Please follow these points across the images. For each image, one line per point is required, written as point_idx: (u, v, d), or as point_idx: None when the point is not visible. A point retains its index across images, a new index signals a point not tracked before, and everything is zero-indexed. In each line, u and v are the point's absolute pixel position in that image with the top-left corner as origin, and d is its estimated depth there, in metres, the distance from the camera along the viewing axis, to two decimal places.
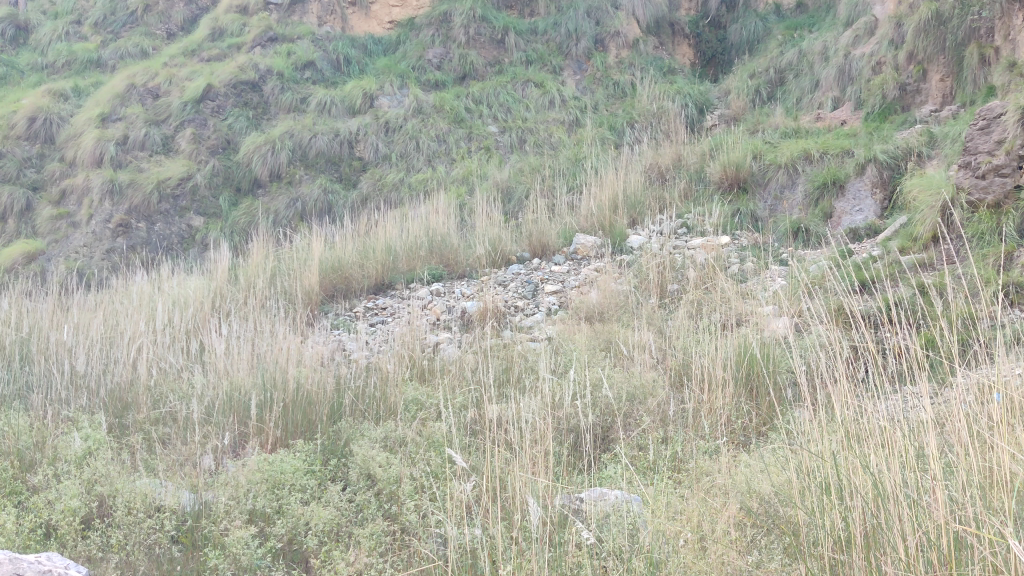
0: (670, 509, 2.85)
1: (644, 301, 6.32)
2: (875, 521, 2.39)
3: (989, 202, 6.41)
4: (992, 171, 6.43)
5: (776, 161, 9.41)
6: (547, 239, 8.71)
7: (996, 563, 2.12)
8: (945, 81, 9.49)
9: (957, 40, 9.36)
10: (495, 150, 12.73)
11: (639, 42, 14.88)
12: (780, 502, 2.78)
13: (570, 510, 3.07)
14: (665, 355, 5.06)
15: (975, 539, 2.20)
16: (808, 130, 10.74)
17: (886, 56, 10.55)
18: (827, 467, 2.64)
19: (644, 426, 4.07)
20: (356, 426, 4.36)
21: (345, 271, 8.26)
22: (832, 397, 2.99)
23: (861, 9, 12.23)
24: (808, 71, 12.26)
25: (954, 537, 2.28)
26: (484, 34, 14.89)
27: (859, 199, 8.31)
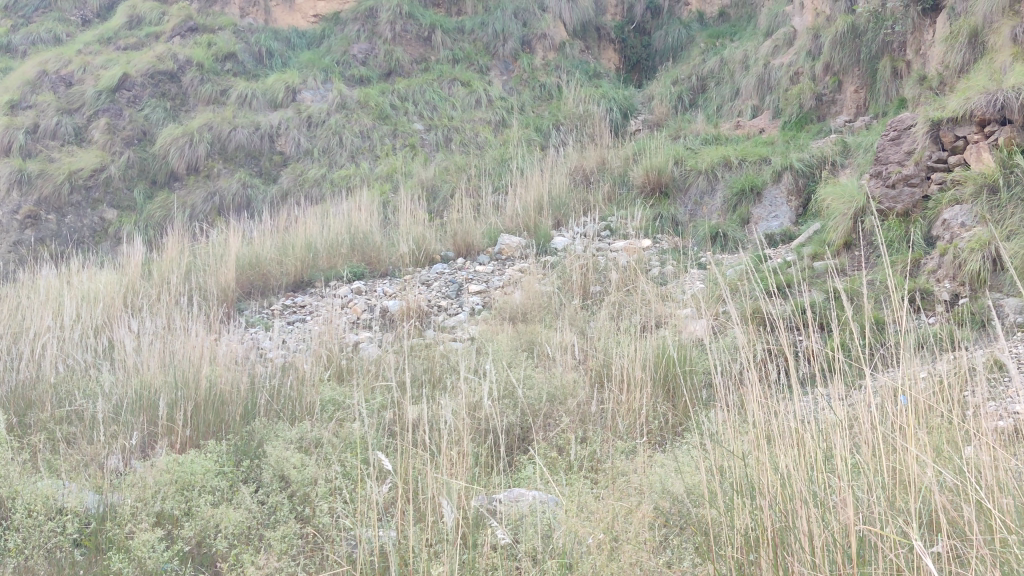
0: (586, 510, 2.87)
1: (567, 302, 6.37)
2: (783, 522, 2.42)
3: (898, 211, 6.62)
4: (902, 181, 6.68)
5: (697, 167, 9.58)
6: (472, 238, 8.68)
7: (898, 563, 2.17)
8: (859, 92, 9.76)
9: (871, 53, 9.65)
10: (420, 148, 12.66)
11: (565, 45, 14.99)
12: (692, 503, 2.81)
13: (487, 511, 3.05)
14: (586, 356, 5.09)
15: (879, 540, 2.25)
16: (728, 136, 10.95)
17: (803, 66, 10.80)
18: (739, 468, 2.67)
19: (564, 425, 4.08)
20: (270, 426, 4.27)
21: (262, 267, 8.11)
22: (746, 398, 3.04)
23: (781, 20, 12.52)
24: (729, 80, 12.51)
25: (857, 537, 2.33)
26: (410, 31, 14.78)
27: (776, 206, 8.49)
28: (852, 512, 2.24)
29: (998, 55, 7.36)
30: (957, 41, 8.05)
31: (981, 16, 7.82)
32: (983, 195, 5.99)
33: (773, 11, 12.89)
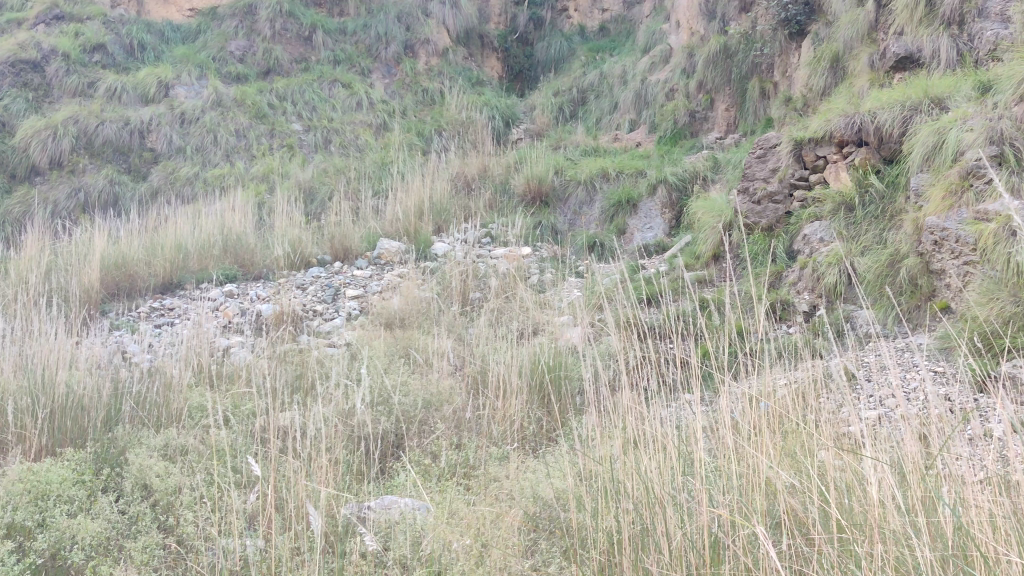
0: (457, 518, 2.89)
1: (445, 308, 6.38)
2: (643, 526, 2.49)
3: (762, 226, 6.96)
4: (767, 198, 7.01)
5: (576, 177, 9.77)
6: (350, 242, 8.58)
7: (748, 563, 2.26)
8: (730, 111, 10.17)
9: (741, 73, 10.05)
10: (299, 148, 12.45)
11: (448, 51, 15.06)
12: (560, 507, 2.86)
13: (357, 519, 3.03)
14: (463, 362, 5.11)
15: (730, 542, 2.34)
16: (606, 149, 11.20)
17: (677, 83, 11.16)
18: (605, 473, 2.73)
19: (438, 432, 4.08)
20: (133, 433, 4.13)
21: (129, 268, 7.79)
22: (617, 404, 3.12)
23: (658, 37, 12.92)
24: (608, 93, 12.82)
25: (711, 539, 2.42)
26: (290, 30, 14.53)
27: (650, 218, 8.75)
28: (705, 513, 2.32)
29: (856, 81, 7.78)
30: (819, 65, 8.47)
31: (841, 43, 8.23)
32: (841, 213, 6.33)
33: (651, 29, 13.29)
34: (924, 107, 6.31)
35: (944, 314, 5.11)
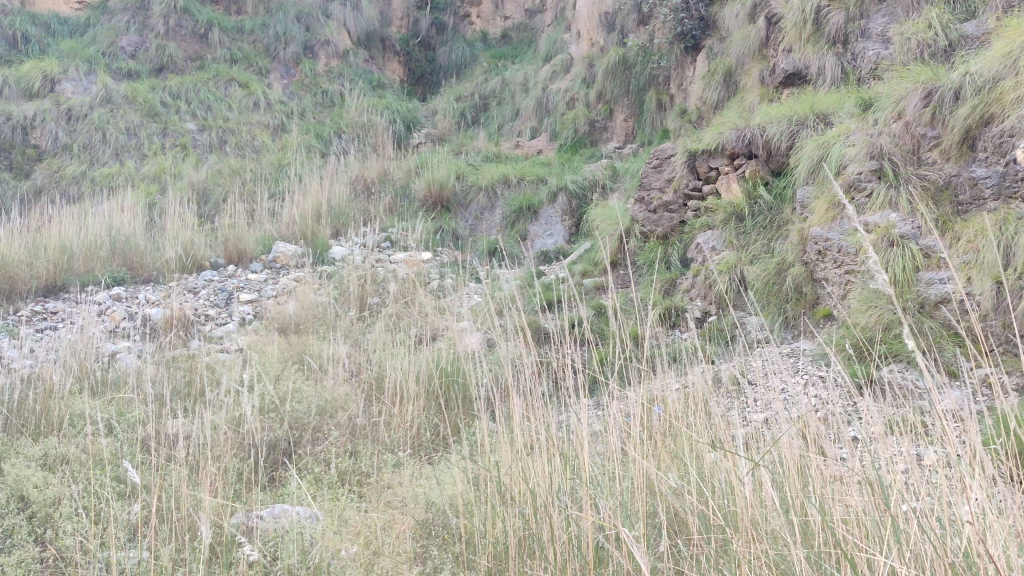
0: (347, 526, 2.86)
1: (342, 313, 6.31)
2: (528, 531, 2.52)
3: (658, 234, 7.10)
4: (662, 207, 7.16)
5: (477, 183, 9.81)
6: (244, 245, 8.41)
7: (629, 566, 2.31)
8: (628, 121, 10.40)
9: (639, 85, 10.28)
10: (192, 148, 12.15)
11: (349, 54, 14.92)
12: (452, 513, 2.87)
13: (247, 529, 2.98)
14: (359, 368, 5.06)
15: (612, 545, 2.39)
16: (507, 155, 11.27)
17: (578, 92, 11.33)
18: (496, 479, 2.74)
19: (333, 440, 4.02)
20: (11, 442, 3.95)
21: (9, 270, 7.44)
22: (511, 409, 3.14)
23: (559, 46, 13.10)
24: (509, 100, 12.93)
25: (595, 543, 2.46)
26: (185, 26, 14.14)
27: (550, 224, 8.84)
28: (589, 516, 2.36)
29: (748, 95, 8.04)
30: (713, 79, 8.73)
31: (734, 58, 8.50)
32: (732, 222, 6.51)
33: (552, 38, 13.48)
34: (810, 122, 6.57)
35: (827, 321, 5.32)
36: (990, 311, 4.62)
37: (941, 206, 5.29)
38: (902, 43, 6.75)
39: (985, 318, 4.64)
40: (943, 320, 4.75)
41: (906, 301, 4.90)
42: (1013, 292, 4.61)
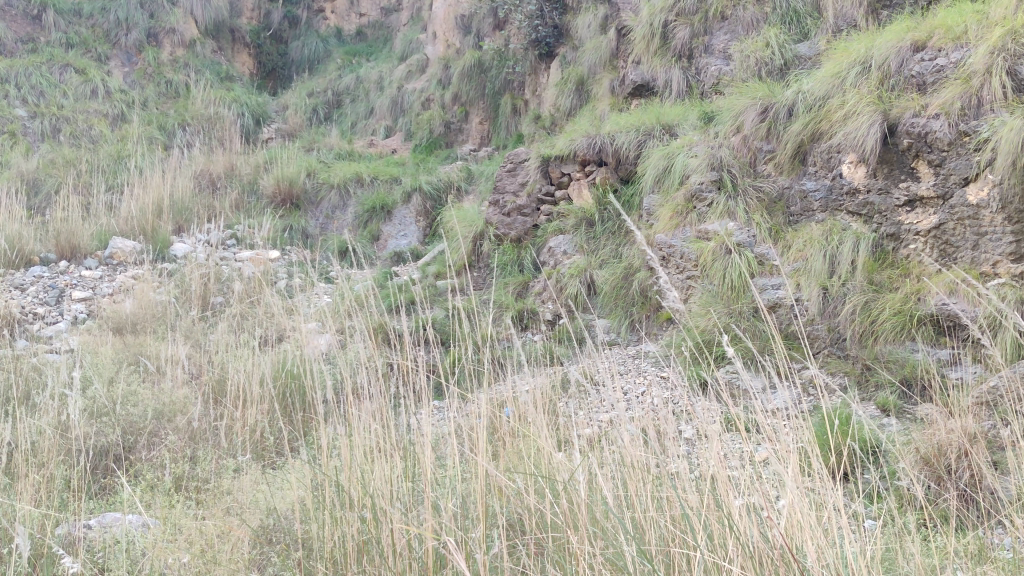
0: (182, 536, 2.75)
1: (184, 313, 6.08)
2: (368, 536, 2.48)
3: (512, 237, 7.17)
4: (516, 211, 7.24)
5: (328, 181, 9.64)
6: (79, 240, 7.95)
7: (466, 568, 2.29)
8: (483, 124, 10.49)
9: (494, 89, 10.36)
10: (22, 136, 11.39)
11: (195, 43, 14.34)
12: (294, 518, 2.79)
13: (73, 540, 2.84)
14: (201, 370, 4.88)
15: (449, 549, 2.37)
16: (361, 153, 11.13)
17: (433, 93, 11.32)
18: (341, 483, 2.68)
19: (169, 445, 3.86)
20: None
21: None
22: (356, 411, 3.09)
23: (414, 47, 13.10)
24: (364, 98, 12.83)
25: (432, 549, 2.43)
26: (16, 7, 13.25)
27: (404, 225, 8.80)
28: (425, 520, 2.34)
29: (599, 104, 8.24)
30: (566, 87, 8.91)
31: (586, 67, 8.70)
32: (582, 227, 6.66)
33: (408, 37, 13.46)
34: (656, 132, 6.81)
35: (671, 324, 5.52)
36: (817, 316, 4.92)
37: (774, 216, 5.58)
38: (742, 60, 7.08)
39: (812, 322, 4.94)
40: (775, 325, 5.02)
41: (743, 305, 5.14)
42: (837, 298, 4.90)
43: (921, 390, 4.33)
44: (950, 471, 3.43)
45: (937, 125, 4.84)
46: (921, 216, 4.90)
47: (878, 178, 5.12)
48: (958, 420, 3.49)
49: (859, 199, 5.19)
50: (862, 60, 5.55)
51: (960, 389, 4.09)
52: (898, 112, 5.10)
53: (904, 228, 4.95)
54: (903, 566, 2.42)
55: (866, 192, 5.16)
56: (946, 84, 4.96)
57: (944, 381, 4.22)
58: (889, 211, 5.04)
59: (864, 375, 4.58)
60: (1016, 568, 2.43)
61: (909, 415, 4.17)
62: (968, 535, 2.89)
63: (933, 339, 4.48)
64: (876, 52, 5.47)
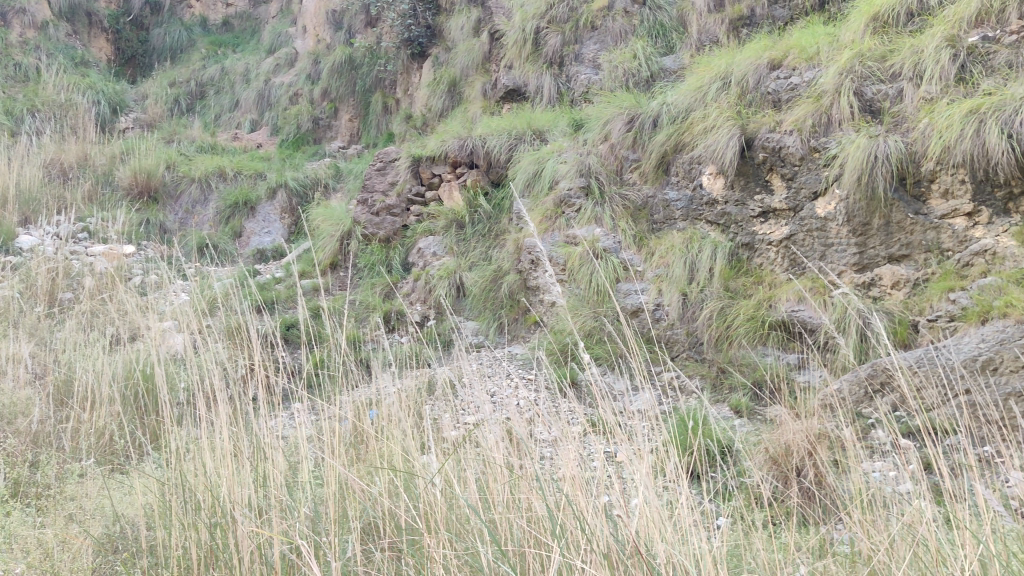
0: (18, 546, 2.60)
1: (28, 310, 5.73)
2: (217, 543, 2.39)
3: (380, 237, 7.04)
4: (385, 210, 7.12)
5: (189, 174, 9.31)
6: None
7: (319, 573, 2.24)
8: (353, 122, 10.34)
9: (365, 86, 10.24)
10: None
11: (47, 25, 13.53)
12: (142, 524, 2.68)
13: None
14: (45, 370, 4.62)
15: (300, 554, 2.31)
16: (224, 147, 10.79)
17: (302, 88, 11.08)
18: (192, 488, 2.58)
19: (7, 448, 3.64)
20: None
21: None
22: (213, 414, 2.99)
23: (283, 40, 12.83)
24: (229, 90, 12.50)
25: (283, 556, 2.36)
26: None
27: (268, 222, 8.58)
28: (274, 524, 2.27)
29: (470, 106, 8.26)
30: (438, 88, 8.90)
31: (458, 69, 8.73)
32: (452, 229, 6.67)
33: (277, 30, 13.18)
34: (527, 137, 6.89)
35: (538, 326, 5.58)
36: (677, 320, 5.08)
37: (638, 223, 5.72)
38: (610, 70, 7.24)
39: (672, 326, 5.08)
40: (637, 329, 5.16)
41: (607, 309, 5.27)
42: (696, 304, 5.06)
43: (772, 393, 4.53)
44: (795, 469, 3.60)
45: (790, 141, 5.06)
46: (774, 227, 5.12)
47: (735, 190, 5.32)
48: (804, 420, 3.66)
49: (717, 209, 5.39)
50: (723, 75, 5.77)
51: (806, 391, 4.29)
52: (755, 126, 5.31)
53: (758, 238, 5.18)
54: (750, 561, 2.49)
55: (724, 202, 5.36)
56: (799, 102, 5.22)
57: (793, 383, 4.43)
58: (745, 222, 5.25)
59: (719, 378, 4.76)
60: (854, 562, 2.55)
61: (759, 415, 4.35)
62: (810, 530, 3.03)
63: (783, 343, 4.68)
64: (736, 68, 5.70)
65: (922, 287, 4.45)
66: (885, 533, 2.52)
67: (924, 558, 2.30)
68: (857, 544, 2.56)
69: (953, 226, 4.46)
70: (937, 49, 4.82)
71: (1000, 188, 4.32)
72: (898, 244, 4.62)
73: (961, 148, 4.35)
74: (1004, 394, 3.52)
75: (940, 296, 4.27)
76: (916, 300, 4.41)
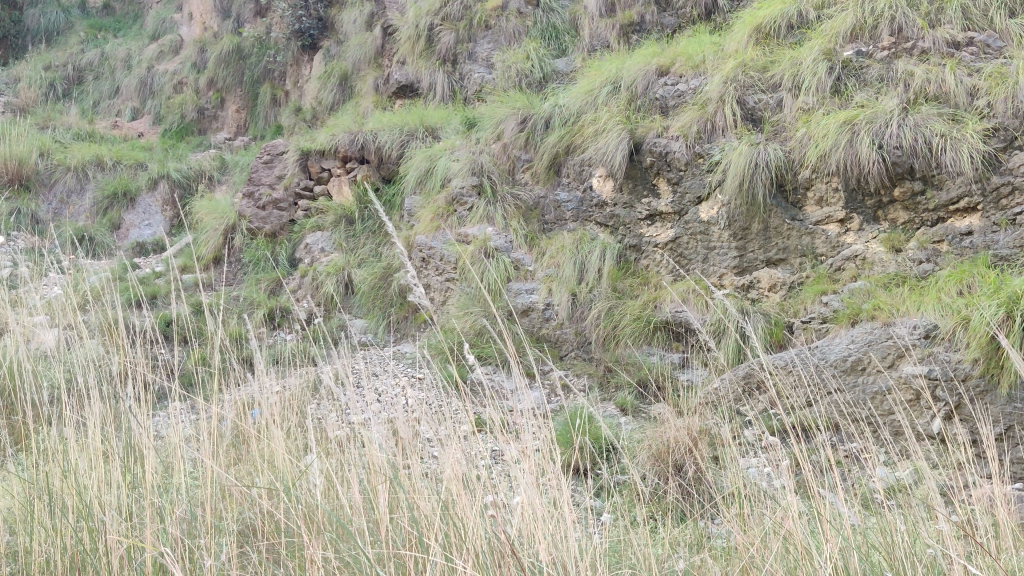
0: None
1: None
2: (84, 547, 2.28)
3: (266, 231, 6.92)
4: (271, 205, 7.00)
5: (65, 162, 8.90)
6: None
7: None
8: (240, 113, 10.09)
9: (253, 77, 10.01)
10: None
11: None
12: (6, 529, 2.55)
13: None
14: None
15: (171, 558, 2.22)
16: (103, 135, 10.36)
17: (187, 77, 10.73)
18: (60, 491, 2.46)
19: None
20: None
21: None
22: (88, 412, 2.87)
23: (167, 26, 12.40)
24: (109, 77, 12.02)
25: (153, 561, 2.26)
26: None
27: (149, 214, 8.31)
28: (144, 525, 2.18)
29: (362, 100, 8.17)
30: (329, 81, 8.78)
31: (349, 62, 8.63)
32: (341, 225, 6.60)
33: (161, 16, 12.73)
34: (419, 134, 6.87)
35: (427, 324, 5.57)
36: (566, 320, 5.13)
37: (529, 223, 5.78)
38: (503, 70, 7.29)
39: (561, 326, 5.14)
40: (528, 327, 5.23)
41: (497, 308, 5.30)
42: (584, 304, 5.13)
43: (655, 391, 4.64)
44: (676, 466, 3.69)
45: (676, 147, 5.19)
46: (660, 229, 5.25)
47: (623, 192, 5.43)
48: (686, 418, 3.76)
49: (606, 211, 5.48)
50: (613, 80, 5.87)
51: (688, 390, 4.42)
52: (643, 131, 5.41)
53: (645, 240, 5.29)
54: (630, 556, 2.52)
55: (612, 204, 5.45)
56: (685, 109, 5.36)
57: (676, 382, 4.55)
58: (633, 224, 5.36)
59: (606, 376, 4.85)
60: (730, 555, 2.62)
61: (644, 413, 4.45)
62: (689, 525, 3.11)
63: (667, 343, 4.81)
64: (626, 73, 5.81)
65: (797, 290, 4.64)
66: (760, 527, 2.60)
67: (792, 553, 2.37)
68: (732, 538, 2.62)
69: (826, 232, 4.66)
70: (815, 62, 5.02)
71: (870, 197, 4.54)
72: (776, 249, 4.80)
73: (835, 157, 4.54)
74: (870, 393, 3.69)
75: (814, 299, 4.46)
76: (792, 302, 4.59)
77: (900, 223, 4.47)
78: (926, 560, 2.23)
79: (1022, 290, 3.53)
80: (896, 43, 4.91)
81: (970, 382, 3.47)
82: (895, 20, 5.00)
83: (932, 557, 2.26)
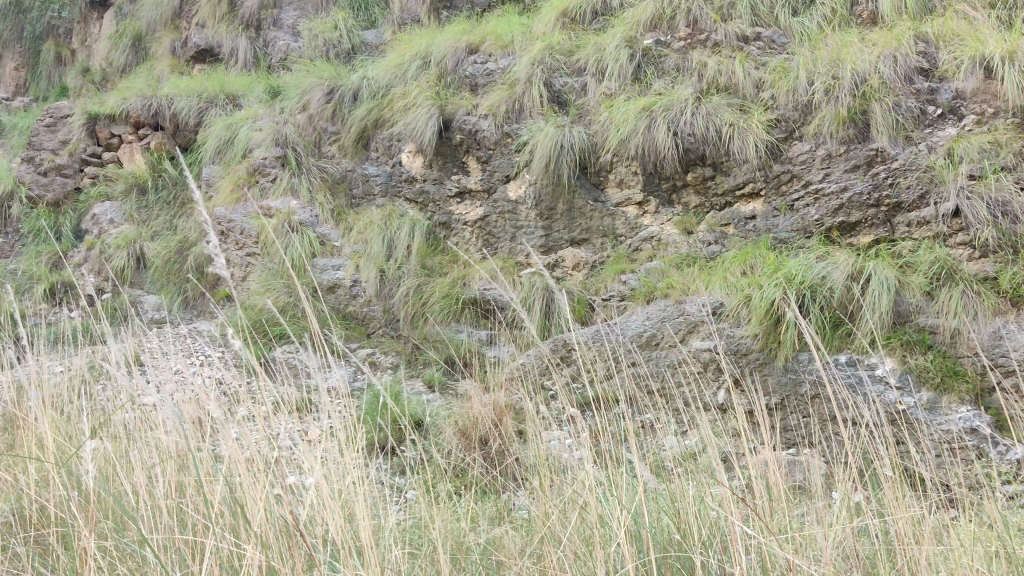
0: None
1: None
2: None
3: (48, 200, 6.45)
4: (54, 171, 6.54)
5: None
6: None
7: None
8: (19, 71, 9.31)
9: (34, 33, 9.22)
10: None
11: None
12: None
13: None
14: None
15: None
16: None
17: None
18: None
19: None
20: None
21: None
22: None
23: None
24: None
25: None
26: None
27: None
28: None
29: (157, 63, 7.72)
30: (121, 41, 8.27)
31: (144, 22, 8.16)
32: (133, 194, 6.26)
33: None
34: (219, 101, 6.57)
35: (227, 302, 5.36)
36: (374, 297, 5.08)
37: (337, 197, 5.69)
38: (310, 39, 7.11)
39: (368, 303, 5.07)
40: (334, 304, 5.14)
41: (301, 284, 5.18)
42: (393, 281, 5.09)
43: (462, 367, 4.69)
44: (481, 442, 3.75)
45: (485, 125, 5.22)
46: (469, 208, 5.30)
47: (433, 169, 5.42)
48: (490, 394, 3.82)
49: (415, 187, 5.47)
50: (422, 55, 5.86)
51: (494, 366, 4.49)
52: (452, 108, 5.42)
53: (454, 218, 5.33)
54: (430, 531, 2.53)
55: (422, 180, 5.44)
56: (494, 87, 5.41)
57: (482, 359, 4.61)
58: (441, 201, 5.38)
59: (414, 354, 4.84)
60: (528, 525, 2.67)
61: (450, 390, 4.49)
62: (491, 498, 3.16)
63: (475, 320, 4.84)
64: (436, 49, 5.81)
65: (598, 269, 4.82)
66: (559, 497, 2.66)
67: (587, 521, 2.43)
68: (532, 509, 2.67)
69: (626, 214, 4.86)
70: (617, 49, 5.18)
71: (666, 181, 4.76)
72: (579, 229, 4.95)
73: (634, 142, 4.70)
74: (665, 367, 3.89)
75: (613, 278, 4.65)
76: (593, 280, 4.75)
77: (692, 207, 4.72)
78: (708, 523, 2.34)
79: (797, 271, 3.81)
80: (691, 34, 5.16)
81: (751, 356, 3.72)
82: (690, 12, 5.26)
83: (717, 519, 2.36)
